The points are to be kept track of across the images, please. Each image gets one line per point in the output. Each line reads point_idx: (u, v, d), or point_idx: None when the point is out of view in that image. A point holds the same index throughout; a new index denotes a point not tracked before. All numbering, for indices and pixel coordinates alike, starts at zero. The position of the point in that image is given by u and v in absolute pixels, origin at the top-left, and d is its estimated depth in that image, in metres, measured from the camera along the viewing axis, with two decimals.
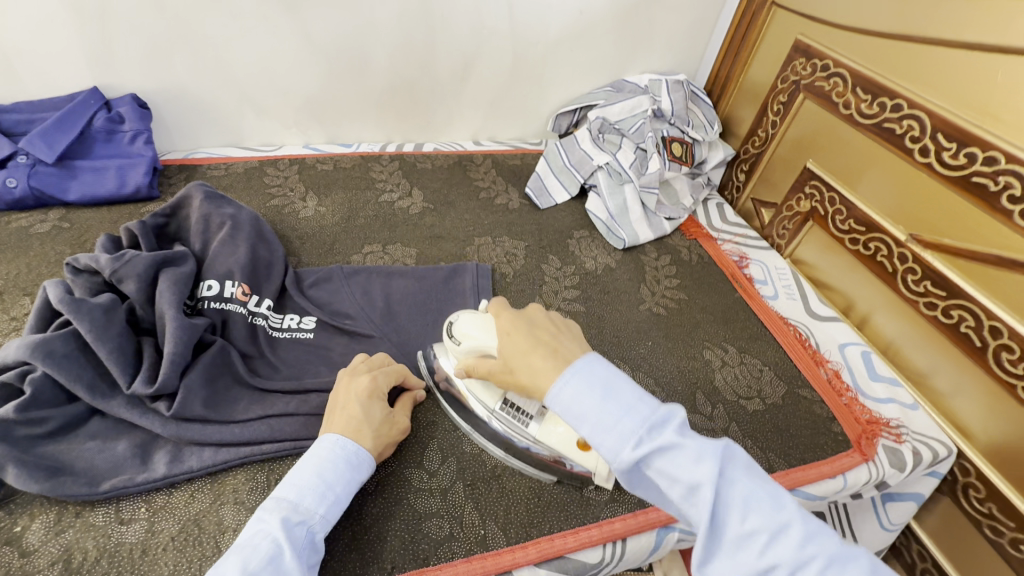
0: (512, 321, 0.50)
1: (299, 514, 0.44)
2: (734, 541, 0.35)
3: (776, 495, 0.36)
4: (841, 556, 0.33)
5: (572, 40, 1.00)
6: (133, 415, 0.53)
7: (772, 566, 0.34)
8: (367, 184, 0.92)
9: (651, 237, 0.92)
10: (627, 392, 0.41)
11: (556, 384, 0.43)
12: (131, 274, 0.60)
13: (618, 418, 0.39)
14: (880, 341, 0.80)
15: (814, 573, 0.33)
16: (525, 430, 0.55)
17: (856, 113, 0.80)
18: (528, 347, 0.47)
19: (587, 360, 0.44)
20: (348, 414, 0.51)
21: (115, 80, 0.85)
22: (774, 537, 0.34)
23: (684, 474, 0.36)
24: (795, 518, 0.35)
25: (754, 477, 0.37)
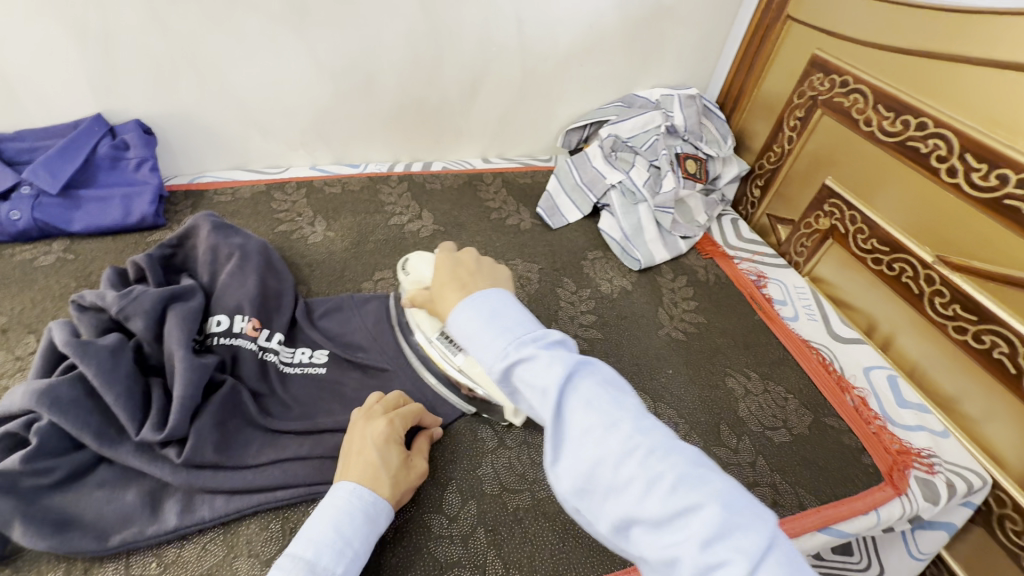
0: (444, 255, 0.52)
1: (317, 575, 0.41)
2: (575, 439, 0.37)
3: (619, 398, 0.38)
4: (670, 450, 0.35)
5: (581, 55, 0.98)
6: (142, 463, 0.51)
7: (602, 460, 0.35)
8: (377, 206, 0.90)
9: (666, 257, 0.90)
10: (512, 315, 0.43)
11: (455, 309, 0.45)
12: (138, 311, 0.58)
13: (497, 334, 0.41)
14: (906, 363, 0.78)
15: (636, 462, 0.34)
16: (452, 359, 0.61)
17: (878, 130, 0.77)
18: (447, 279, 0.49)
19: (485, 291, 0.45)
20: (365, 459, 0.50)
21: (118, 106, 0.83)
22: (606, 432, 0.36)
23: (538, 379, 0.38)
24: (628, 416, 0.36)
25: (604, 385, 0.38)
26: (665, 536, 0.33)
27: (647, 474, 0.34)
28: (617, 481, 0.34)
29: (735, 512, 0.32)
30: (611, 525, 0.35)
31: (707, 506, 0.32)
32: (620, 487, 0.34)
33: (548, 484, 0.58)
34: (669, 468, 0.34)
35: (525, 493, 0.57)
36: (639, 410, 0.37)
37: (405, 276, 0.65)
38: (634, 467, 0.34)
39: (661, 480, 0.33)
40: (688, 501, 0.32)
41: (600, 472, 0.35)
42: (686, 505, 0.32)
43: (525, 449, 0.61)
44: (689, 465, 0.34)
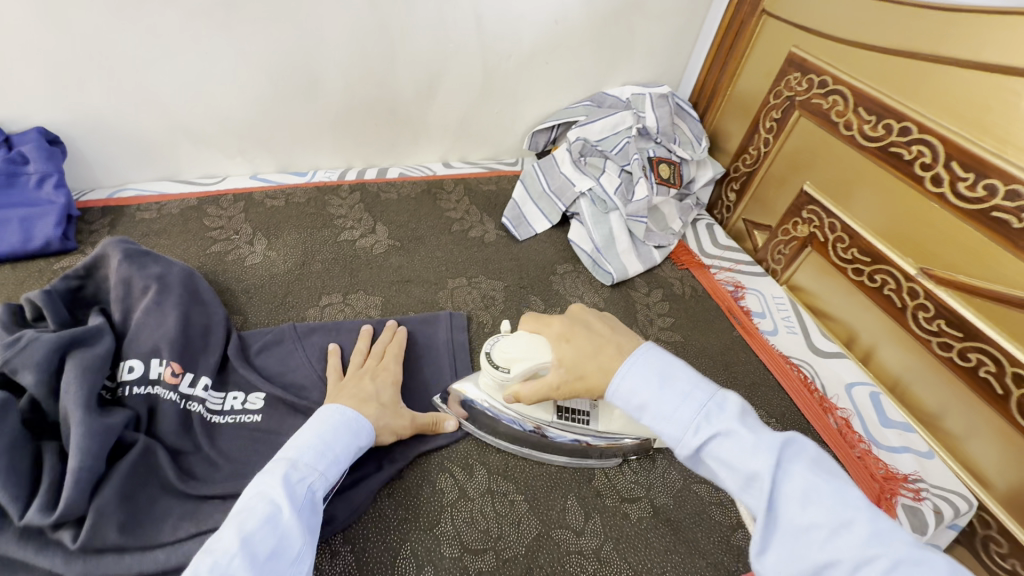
0: (566, 325, 0.52)
1: (298, 471, 0.44)
2: (791, 532, 0.36)
3: (842, 488, 0.37)
4: (923, 564, 0.33)
5: (546, 53, 0.91)
6: (27, 553, 0.43)
7: (833, 562, 0.34)
8: (325, 221, 0.82)
9: (641, 270, 0.85)
10: (684, 378, 0.44)
11: (612, 379, 0.46)
12: (27, 363, 0.50)
13: (676, 405, 0.42)
14: (887, 377, 0.74)
15: (879, 573, 0.33)
16: (588, 426, 0.57)
17: (859, 134, 0.73)
18: (594, 349, 0.49)
19: (641, 349, 0.47)
20: (358, 393, 0.55)
21: (17, 113, 0.74)
22: (837, 533, 0.35)
23: (739, 461, 0.39)
24: (864, 517, 0.35)
25: (819, 472, 0.38)
26: None
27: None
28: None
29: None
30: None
31: None
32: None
33: (515, 540, 0.52)
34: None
35: (490, 553, 0.51)
36: (871, 506, 0.36)
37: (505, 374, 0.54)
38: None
39: None
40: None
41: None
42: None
43: (489, 500, 0.54)
44: None
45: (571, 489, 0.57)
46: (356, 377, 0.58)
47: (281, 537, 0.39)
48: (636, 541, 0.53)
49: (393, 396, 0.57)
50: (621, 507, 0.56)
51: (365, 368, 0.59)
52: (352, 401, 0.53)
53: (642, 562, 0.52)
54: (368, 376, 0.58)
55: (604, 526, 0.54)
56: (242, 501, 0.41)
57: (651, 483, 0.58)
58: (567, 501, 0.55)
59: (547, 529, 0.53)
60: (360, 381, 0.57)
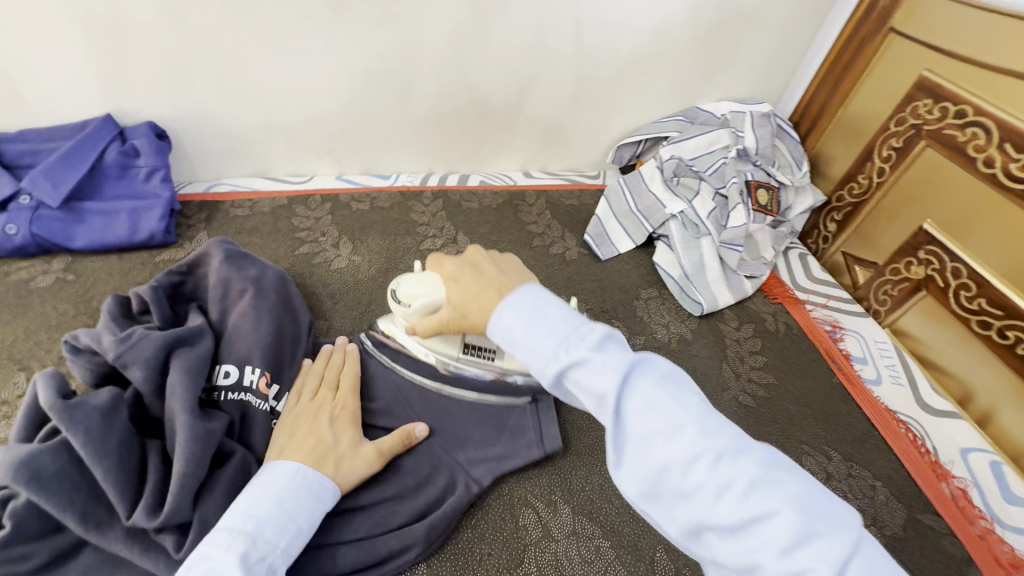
0: (455, 264, 0.48)
1: (259, 548, 0.41)
2: (637, 444, 0.35)
3: (681, 396, 0.35)
4: (741, 453, 0.33)
5: (642, 64, 0.87)
6: (133, 554, 0.44)
7: (669, 466, 0.33)
8: (408, 228, 0.81)
9: (731, 301, 0.80)
10: (555, 312, 0.40)
11: (490, 316, 0.41)
12: (137, 358, 0.50)
13: (542, 336, 0.38)
14: (1008, 444, 0.66)
15: (703, 468, 0.32)
16: (492, 362, 0.59)
17: (1002, 173, 0.65)
18: (479, 289, 0.44)
19: (519, 288, 0.42)
20: (316, 439, 0.51)
21: (130, 106, 0.76)
22: (671, 437, 0.33)
23: (592, 383, 0.36)
24: (694, 418, 0.34)
25: (664, 383, 0.36)
26: (741, 542, 0.31)
27: (716, 480, 0.32)
28: (685, 489, 0.33)
29: (813, 517, 0.30)
30: (681, 529, 0.34)
31: (783, 513, 0.30)
32: (689, 493, 0.33)
33: None
34: (740, 472, 0.32)
35: None
36: (703, 407, 0.35)
37: (404, 308, 0.55)
38: (702, 473, 0.32)
39: (731, 488, 0.31)
40: (767, 509, 0.31)
41: (667, 478, 0.33)
42: (760, 514, 0.31)
43: (574, 543, 0.52)
44: (761, 467, 0.32)
45: (659, 540, 0.53)
46: (311, 415, 0.54)
47: None
48: None
49: (352, 440, 0.53)
50: None
51: (321, 403, 0.55)
52: (310, 457, 0.49)
53: None
54: (324, 416, 0.54)
55: None
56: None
57: None
58: (656, 553, 0.52)
59: None
60: (316, 422, 0.53)
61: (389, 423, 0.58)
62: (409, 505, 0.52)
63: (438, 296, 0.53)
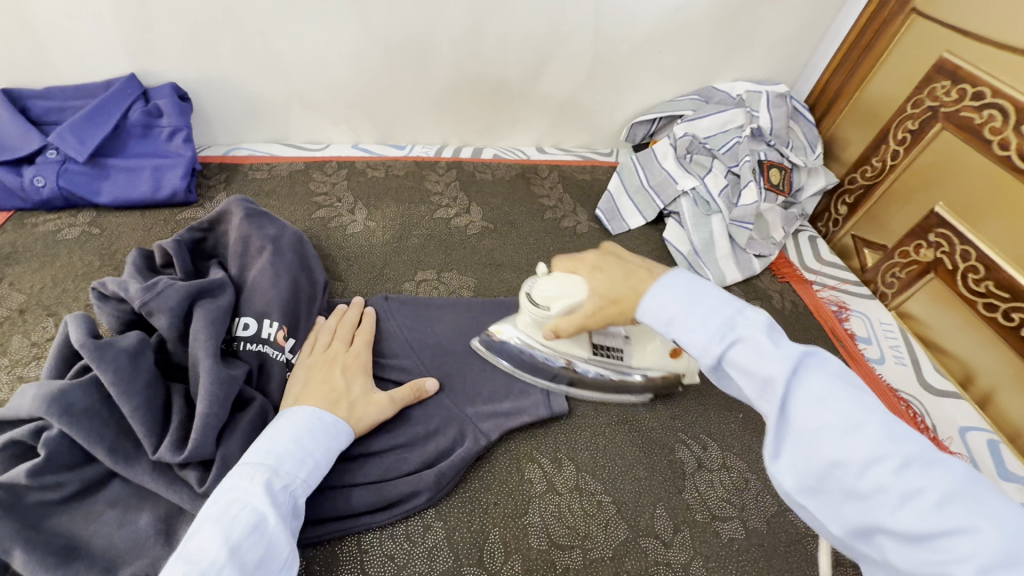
0: (598, 256, 0.53)
1: (280, 478, 0.44)
2: (802, 437, 0.35)
3: (860, 395, 0.35)
4: (934, 465, 0.32)
5: (660, 41, 0.87)
6: (159, 486, 0.46)
7: (841, 463, 0.33)
8: (422, 196, 0.82)
9: (738, 279, 0.80)
10: (713, 296, 0.42)
11: (642, 298, 0.45)
12: (162, 306, 0.52)
13: (703, 319, 0.41)
14: (1008, 424, 0.68)
15: (887, 471, 0.32)
16: (621, 362, 0.61)
17: (1016, 156, 0.65)
18: (625, 275, 0.49)
19: (671, 273, 0.46)
20: (331, 385, 0.53)
21: (153, 68, 0.77)
22: (846, 435, 0.33)
23: (755, 366, 0.38)
24: (878, 421, 0.33)
25: (839, 379, 0.36)
26: (926, 553, 0.30)
27: (902, 486, 0.31)
28: (861, 490, 0.32)
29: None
30: (848, 529, 0.34)
31: (987, 530, 0.29)
32: (865, 495, 0.32)
33: (602, 540, 0.51)
34: (934, 483, 0.31)
35: (577, 550, 0.50)
36: (886, 410, 0.34)
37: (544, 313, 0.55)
38: (886, 476, 0.32)
39: (922, 497, 0.31)
40: (965, 523, 0.29)
41: (837, 476, 0.33)
42: (954, 527, 0.29)
43: (577, 497, 0.54)
44: (959, 481, 0.31)
45: (659, 498, 0.55)
46: (324, 367, 0.56)
47: (269, 545, 0.39)
48: (727, 564, 0.51)
49: (364, 389, 0.55)
50: (711, 525, 0.54)
51: (334, 355, 0.57)
52: (325, 401, 0.51)
53: None
54: (337, 367, 0.56)
55: (694, 541, 0.52)
56: (223, 506, 0.40)
57: (743, 503, 0.55)
58: (656, 509, 0.54)
59: (635, 536, 0.52)
60: (329, 372, 0.55)
61: (400, 377, 0.60)
62: (419, 454, 0.54)
63: (580, 292, 0.52)
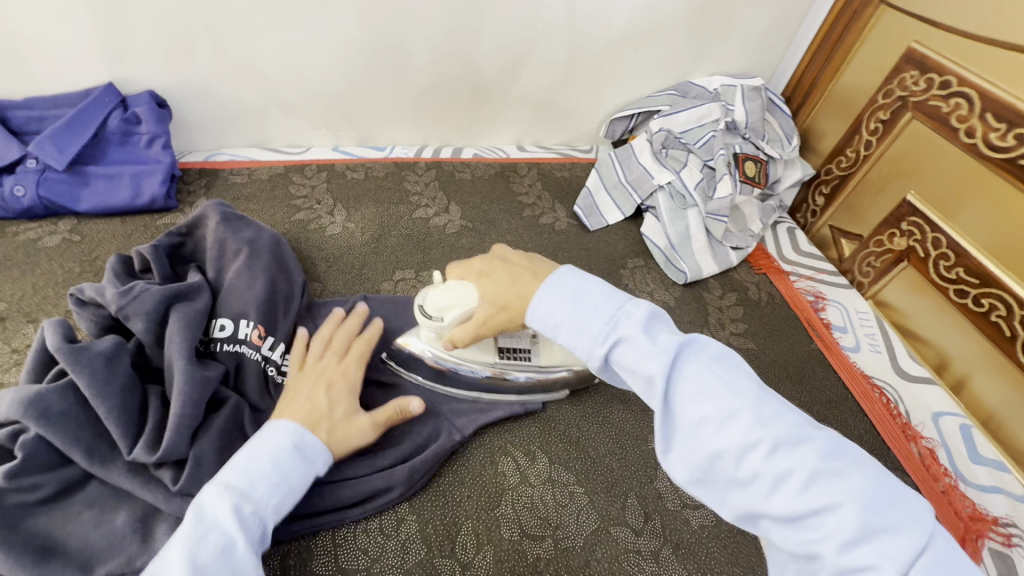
0: (485, 262, 0.54)
1: (251, 503, 0.43)
2: (688, 430, 0.37)
3: (732, 381, 0.37)
4: (799, 444, 0.35)
5: (635, 38, 0.88)
6: (134, 486, 0.47)
7: (722, 453, 0.36)
8: (401, 196, 0.83)
9: (715, 271, 0.81)
10: (596, 295, 0.44)
11: (532, 300, 0.47)
12: (138, 311, 0.54)
13: (586, 320, 0.43)
14: (980, 409, 0.69)
15: (759, 457, 0.35)
16: (529, 362, 0.59)
17: (983, 144, 0.66)
18: (511, 279, 0.50)
19: (557, 273, 0.48)
20: (311, 404, 0.51)
21: (132, 76, 0.78)
22: (725, 424, 0.36)
23: (638, 365, 0.40)
24: (749, 407, 0.36)
25: (714, 367, 0.38)
26: (801, 531, 0.34)
27: (773, 471, 0.34)
28: (740, 477, 0.35)
29: (876, 511, 0.32)
30: (735, 514, 0.37)
31: (844, 505, 0.32)
32: (744, 482, 0.35)
33: (573, 530, 0.52)
34: (799, 463, 0.34)
35: (548, 540, 0.51)
36: (758, 394, 0.37)
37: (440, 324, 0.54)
38: (759, 462, 0.35)
39: (791, 479, 0.34)
40: (829, 501, 0.33)
41: (720, 466, 0.36)
42: (820, 505, 0.33)
43: (549, 488, 0.55)
44: (820, 458, 0.34)
45: (630, 488, 0.56)
46: (310, 382, 0.54)
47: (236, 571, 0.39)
48: (696, 550, 0.52)
49: (347, 410, 0.52)
50: (681, 512, 0.55)
51: (322, 370, 0.55)
52: (304, 420, 0.50)
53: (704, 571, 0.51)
54: (322, 383, 0.53)
55: (663, 528, 0.53)
56: (192, 528, 0.40)
57: None
58: (627, 499, 0.55)
59: (606, 525, 0.53)
60: (314, 389, 0.53)
61: (377, 375, 0.61)
62: (394, 451, 0.55)
63: (473, 298, 0.52)
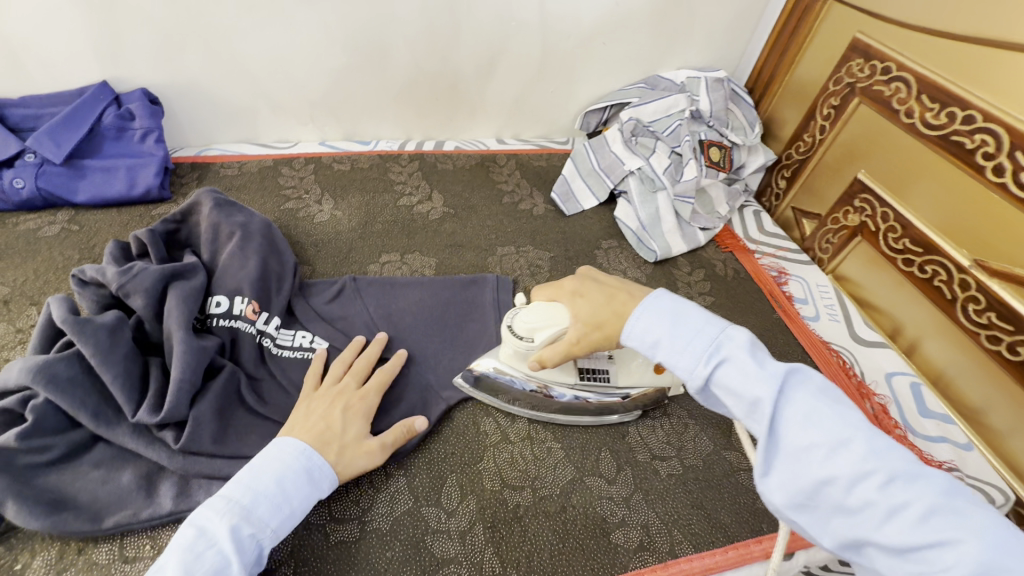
0: (577, 283, 0.56)
1: (250, 524, 0.42)
2: (792, 455, 0.37)
3: (843, 411, 0.38)
4: (916, 480, 0.34)
5: (605, 34, 0.93)
6: (138, 445, 0.50)
7: (831, 480, 0.35)
8: (385, 186, 0.88)
9: (684, 249, 0.86)
10: (694, 317, 0.46)
11: (629, 320, 0.49)
12: (137, 288, 0.57)
13: (688, 341, 0.45)
14: (930, 369, 0.74)
15: (873, 487, 0.34)
16: (609, 384, 0.60)
17: (920, 122, 0.72)
18: (606, 299, 0.52)
19: (653, 296, 0.50)
20: (322, 423, 0.51)
21: (125, 75, 0.82)
22: (835, 452, 0.36)
23: (742, 388, 0.41)
24: (862, 437, 0.36)
25: (822, 397, 0.39)
26: (912, 564, 0.33)
27: (888, 500, 0.34)
28: (848, 505, 0.35)
29: (1001, 552, 0.31)
30: (837, 543, 0.37)
31: (966, 541, 0.32)
32: (852, 509, 0.35)
33: (551, 481, 0.56)
34: (917, 497, 0.33)
35: (527, 490, 0.55)
36: (871, 427, 0.37)
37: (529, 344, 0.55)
38: (871, 491, 0.34)
39: (906, 510, 0.33)
40: (946, 535, 0.32)
41: (827, 492, 0.36)
42: (938, 540, 0.32)
43: (528, 445, 0.59)
44: (939, 494, 0.34)
45: (605, 443, 0.60)
46: (326, 402, 0.53)
47: None
48: (665, 496, 0.57)
49: (359, 432, 0.52)
50: (652, 464, 0.59)
51: (339, 391, 0.55)
52: (314, 439, 0.49)
53: (671, 513, 0.55)
54: (338, 404, 0.53)
55: (635, 478, 0.58)
56: (191, 543, 0.40)
57: (682, 444, 0.61)
58: (601, 453, 0.59)
59: (581, 476, 0.57)
60: (329, 409, 0.53)
61: None
62: (382, 414, 0.58)
63: (568, 318, 0.54)
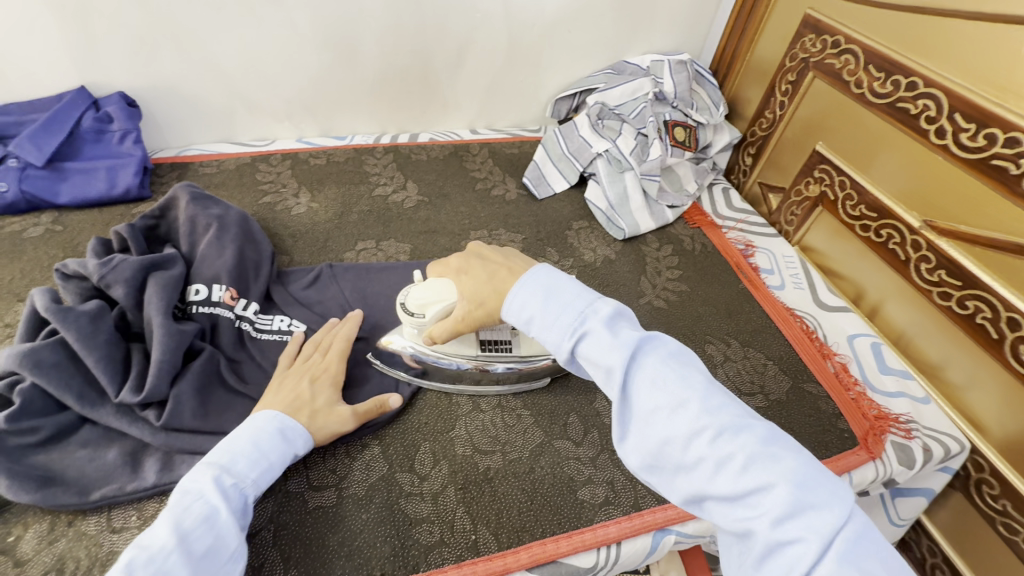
0: (462, 259, 0.56)
1: (231, 476, 0.45)
2: (642, 418, 0.40)
3: (685, 374, 0.40)
4: (741, 431, 0.36)
5: (568, 21, 0.96)
6: (123, 424, 0.53)
7: (670, 440, 0.38)
8: (361, 177, 0.90)
9: (652, 227, 0.89)
10: (568, 290, 0.46)
11: (508, 294, 0.48)
12: (118, 279, 0.59)
13: (559, 315, 0.45)
14: (892, 331, 0.76)
15: (705, 443, 0.36)
16: (512, 353, 0.62)
17: (869, 92, 0.75)
18: (488, 277, 0.52)
19: (534, 272, 0.49)
20: (294, 394, 0.54)
21: (102, 80, 0.85)
22: (675, 413, 0.38)
23: (601, 357, 0.42)
24: (697, 397, 0.38)
25: (669, 362, 0.40)
26: (740, 510, 0.35)
27: (716, 454, 0.36)
28: (686, 462, 0.37)
29: (806, 490, 0.34)
30: (683, 498, 0.39)
31: (778, 485, 0.34)
32: (689, 466, 0.37)
33: (520, 445, 0.59)
34: (739, 447, 0.36)
35: (497, 454, 0.58)
36: (707, 386, 0.39)
37: (421, 320, 0.56)
38: (703, 447, 0.36)
39: (731, 462, 0.35)
40: (762, 482, 0.34)
41: (668, 451, 0.38)
42: (758, 485, 0.34)
43: (499, 413, 0.62)
44: (759, 444, 0.36)
45: (573, 408, 0.63)
46: (297, 376, 0.56)
47: (218, 537, 0.41)
48: None
49: (330, 400, 0.55)
50: None
51: (308, 366, 0.58)
52: (285, 408, 0.52)
53: None
54: (307, 376, 0.56)
55: (601, 439, 0.60)
56: (177, 500, 0.42)
57: None
58: (568, 418, 0.62)
59: (550, 439, 0.60)
60: (298, 381, 0.56)
61: None
62: (358, 388, 0.61)
63: (455, 296, 0.54)
